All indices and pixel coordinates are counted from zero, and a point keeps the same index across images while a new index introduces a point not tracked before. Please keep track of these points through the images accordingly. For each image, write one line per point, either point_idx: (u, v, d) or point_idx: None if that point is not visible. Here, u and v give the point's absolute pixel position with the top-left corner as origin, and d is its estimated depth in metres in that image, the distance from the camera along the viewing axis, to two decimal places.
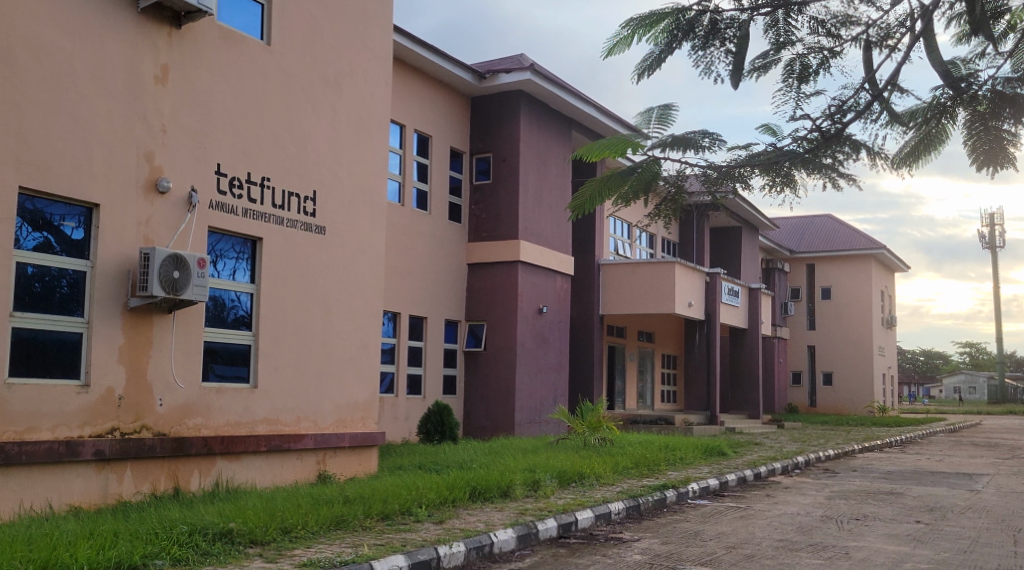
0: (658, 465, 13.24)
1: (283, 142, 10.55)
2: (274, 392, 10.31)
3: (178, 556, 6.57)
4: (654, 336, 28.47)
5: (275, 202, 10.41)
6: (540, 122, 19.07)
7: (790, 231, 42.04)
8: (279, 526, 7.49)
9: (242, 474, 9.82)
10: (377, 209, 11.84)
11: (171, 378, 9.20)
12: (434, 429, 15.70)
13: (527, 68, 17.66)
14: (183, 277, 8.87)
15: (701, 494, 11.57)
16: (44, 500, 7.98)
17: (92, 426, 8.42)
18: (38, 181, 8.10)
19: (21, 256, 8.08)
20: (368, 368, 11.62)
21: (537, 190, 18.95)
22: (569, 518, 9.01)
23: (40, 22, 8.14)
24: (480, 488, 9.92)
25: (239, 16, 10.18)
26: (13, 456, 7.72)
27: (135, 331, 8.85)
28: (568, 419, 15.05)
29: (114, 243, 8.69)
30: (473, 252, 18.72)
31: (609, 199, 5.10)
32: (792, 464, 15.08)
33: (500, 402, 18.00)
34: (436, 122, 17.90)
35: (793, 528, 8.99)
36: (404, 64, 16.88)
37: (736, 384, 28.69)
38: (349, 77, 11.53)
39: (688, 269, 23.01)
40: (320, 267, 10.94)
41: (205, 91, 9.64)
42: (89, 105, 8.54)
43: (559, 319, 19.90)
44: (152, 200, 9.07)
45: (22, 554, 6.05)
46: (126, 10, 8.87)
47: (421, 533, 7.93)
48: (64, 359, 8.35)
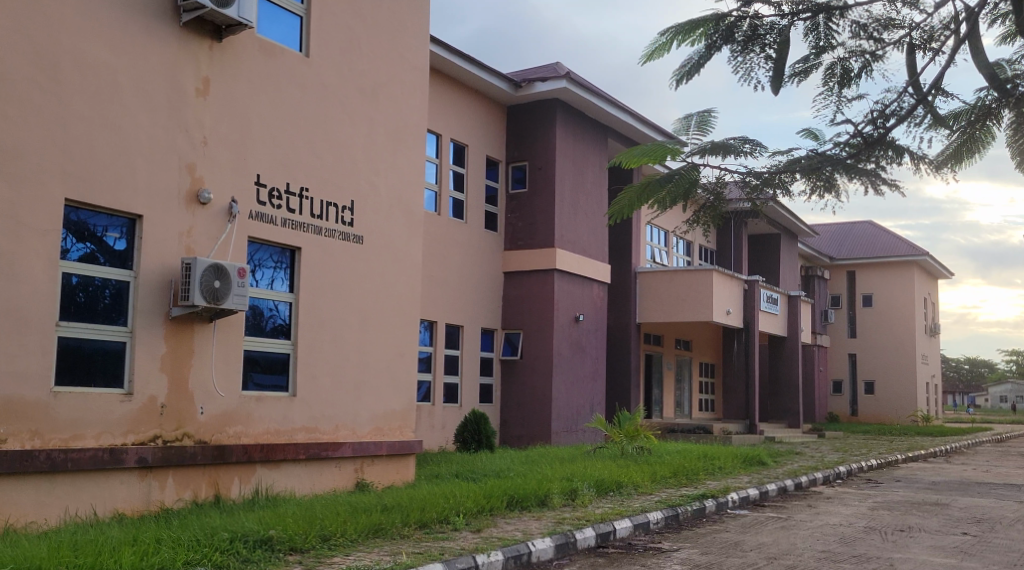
0: (697, 474, 13.13)
1: (321, 153, 10.64)
2: (312, 400, 10.38)
3: (220, 562, 6.61)
4: (692, 344, 28.32)
5: (313, 212, 10.49)
6: (575, 129, 19.06)
7: (829, 238, 41.60)
8: (318, 534, 7.54)
9: (281, 481, 9.90)
10: (414, 218, 11.89)
11: (212, 386, 9.30)
12: (471, 437, 15.72)
13: (562, 77, 17.66)
14: (224, 287, 8.97)
15: (741, 504, 11.46)
16: (88, 507, 8.11)
17: (135, 434, 8.55)
18: (83, 193, 8.24)
19: (66, 267, 8.21)
20: (405, 376, 11.66)
21: (573, 197, 18.95)
22: (607, 528, 8.98)
23: (85, 37, 8.29)
24: (518, 496, 9.90)
25: (277, 28, 10.30)
26: (59, 464, 7.86)
27: (177, 340, 8.96)
28: (605, 427, 15.01)
29: (156, 253, 8.81)
30: (509, 261, 18.74)
31: (645, 204, 5.17)
32: (833, 473, 14.90)
33: (536, 411, 17.97)
34: (473, 132, 17.98)
35: (836, 539, 8.88)
36: (440, 74, 16.98)
37: (775, 393, 28.42)
38: (386, 87, 11.60)
39: (725, 276, 22.85)
40: (357, 276, 11.01)
41: (244, 102, 9.76)
42: (132, 118, 8.68)
43: (596, 327, 19.84)
44: (193, 211, 9.19)
45: (68, 560, 6.14)
46: (167, 25, 9.01)
47: (460, 541, 7.94)
48: (108, 369, 8.48)
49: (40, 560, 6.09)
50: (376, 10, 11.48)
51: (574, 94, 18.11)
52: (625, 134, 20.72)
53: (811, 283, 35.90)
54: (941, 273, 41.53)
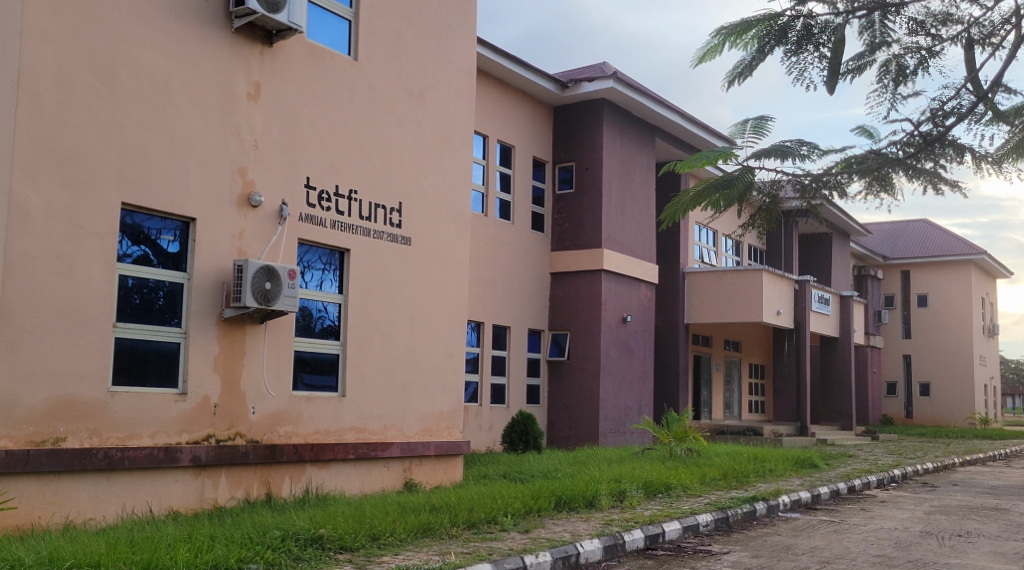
0: (747, 476, 12.99)
1: (369, 155, 10.72)
2: (362, 401, 10.47)
3: (271, 560, 6.70)
4: (741, 345, 28.05)
5: (362, 214, 10.58)
6: (624, 130, 19.01)
7: (883, 238, 40.90)
8: (368, 532, 7.61)
9: (331, 481, 10.01)
10: (461, 220, 11.93)
11: (264, 387, 9.44)
12: (519, 437, 15.74)
13: (609, 77, 17.61)
14: (275, 288, 9.07)
15: (793, 507, 11.34)
16: (144, 504, 8.27)
17: (189, 433, 8.70)
18: (139, 197, 8.41)
19: (122, 269, 8.37)
20: (453, 377, 11.71)
21: (621, 198, 18.90)
22: (656, 530, 8.93)
23: (139, 43, 8.46)
24: (566, 497, 9.90)
25: (326, 31, 10.42)
26: (116, 462, 8.03)
27: (230, 340, 9.11)
28: (654, 428, 14.97)
29: (209, 256, 8.95)
30: (557, 261, 18.72)
31: (701, 205, 6.15)
32: (887, 477, 14.64)
33: (584, 412, 17.95)
34: (520, 133, 18.01)
35: (890, 544, 8.75)
36: (488, 75, 17.04)
37: (827, 394, 28.03)
38: (434, 89, 11.67)
39: (776, 277, 22.59)
40: (404, 277, 11.07)
41: (295, 105, 9.90)
42: (186, 122, 8.84)
43: (644, 328, 19.75)
44: (245, 214, 9.33)
45: (124, 556, 6.23)
46: (220, 30, 9.16)
47: (508, 541, 7.97)
48: (162, 369, 8.63)
49: (98, 557, 6.19)
50: (424, 12, 11.56)
51: (622, 94, 18.06)
52: (673, 134, 20.61)
53: (864, 283, 35.37)
54: (999, 272, 40.62)
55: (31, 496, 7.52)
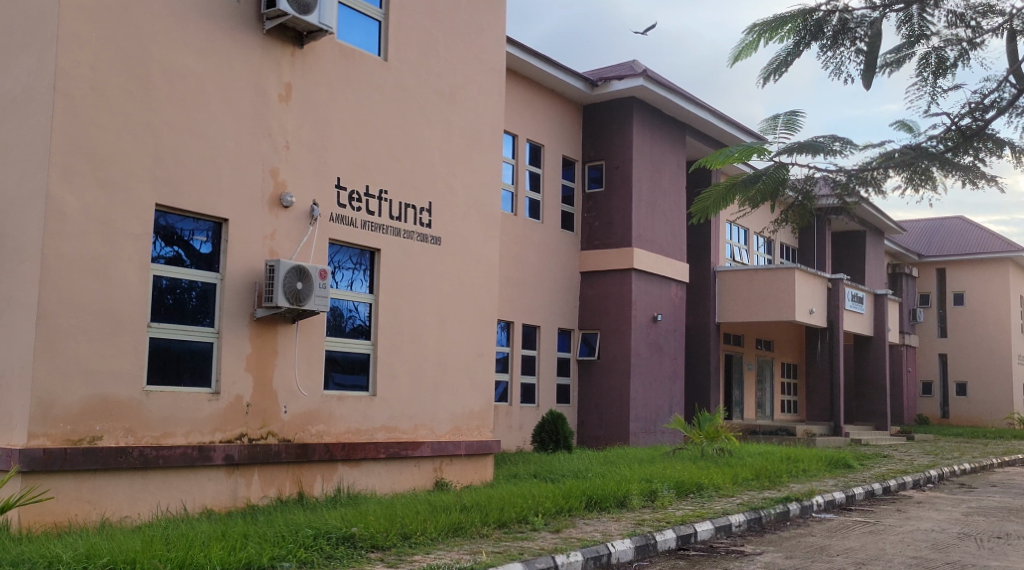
0: (780, 476, 12.87)
1: (399, 155, 10.75)
2: (392, 400, 10.50)
3: (304, 558, 6.75)
4: (773, 345, 27.84)
5: (392, 214, 10.60)
6: (653, 128, 18.92)
7: (918, 235, 40.41)
8: (399, 531, 7.63)
9: (362, 480, 10.05)
10: (490, 219, 11.93)
11: (295, 386, 9.49)
12: (549, 437, 15.72)
13: (639, 75, 17.53)
14: (306, 288, 9.11)
15: (826, 508, 11.22)
16: (179, 502, 8.35)
17: (222, 432, 8.77)
18: (172, 199, 8.48)
19: (156, 270, 8.45)
20: (483, 376, 11.72)
21: (651, 197, 18.81)
22: (688, 530, 8.89)
23: (172, 45, 8.54)
24: (596, 497, 9.86)
25: (355, 32, 10.45)
26: (151, 460, 8.11)
27: (261, 340, 9.17)
28: (685, 428, 14.87)
29: (241, 257, 9.02)
30: (587, 260, 18.67)
31: (734, 200, 6.11)
32: (923, 477, 14.47)
33: (614, 411, 17.90)
34: (549, 132, 17.98)
35: (927, 546, 8.63)
36: (517, 75, 17.03)
37: (860, 394, 27.73)
38: (463, 89, 11.68)
39: (808, 275, 22.38)
40: (434, 277, 11.09)
41: (326, 106, 9.94)
42: (219, 124, 8.91)
43: (674, 327, 19.65)
44: (277, 214, 9.39)
45: (160, 554, 6.28)
46: (251, 33, 9.22)
47: (539, 541, 7.94)
48: (196, 368, 8.71)
49: (134, 554, 6.24)
50: (453, 12, 11.57)
51: (652, 92, 17.98)
52: (703, 131, 20.48)
53: (898, 281, 34.98)
54: None
55: (69, 493, 7.62)
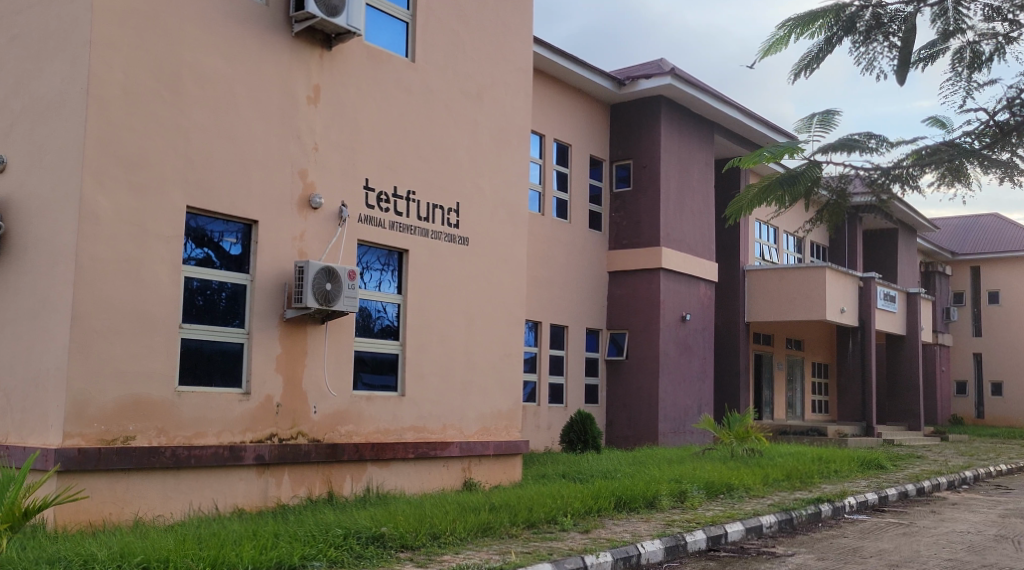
0: (812, 477, 12.76)
1: (427, 156, 10.77)
2: (420, 400, 10.52)
3: (334, 558, 6.78)
4: (804, 344, 27.63)
5: (420, 214, 10.63)
6: (681, 127, 18.81)
7: (951, 233, 39.94)
8: (428, 531, 7.64)
9: (391, 480, 10.09)
10: (518, 219, 11.93)
11: (325, 387, 9.53)
12: (577, 437, 15.70)
13: (667, 73, 17.44)
14: (335, 289, 9.15)
15: (859, 509, 11.11)
16: (210, 501, 8.42)
17: (252, 432, 8.84)
18: (203, 201, 8.55)
19: (187, 272, 8.52)
20: (511, 376, 11.71)
21: (679, 195, 18.71)
22: (718, 531, 8.82)
23: (202, 49, 8.61)
24: (626, 498, 9.82)
25: (383, 33, 10.49)
26: (183, 460, 8.18)
27: (291, 341, 9.22)
28: (714, 428, 14.76)
29: (271, 258, 9.09)
30: (614, 260, 18.61)
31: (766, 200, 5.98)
32: (958, 478, 14.29)
33: (643, 411, 17.83)
34: (577, 132, 17.95)
35: (963, 548, 8.52)
36: (544, 75, 17.01)
37: (893, 394, 27.44)
38: (491, 89, 11.69)
39: (839, 274, 22.17)
40: (463, 277, 11.11)
41: (354, 108, 9.98)
42: (248, 127, 8.97)
43: (703, 327, 19.53)
44: (306, 216, 9.44)
45: (192, 553, 6.33)
46: (280, 36, 9.28)
47: (568, 541, 7.93)
48: (226, 369, 8.77)
49: (167, 552, 6.30)
50: (481, 13, 11.58)
51: (679, 90, 17.87)
52: (731, 129, 20.34)
53: (931, 279, 34.60)
54: None
55: (102, 493, 7.70)
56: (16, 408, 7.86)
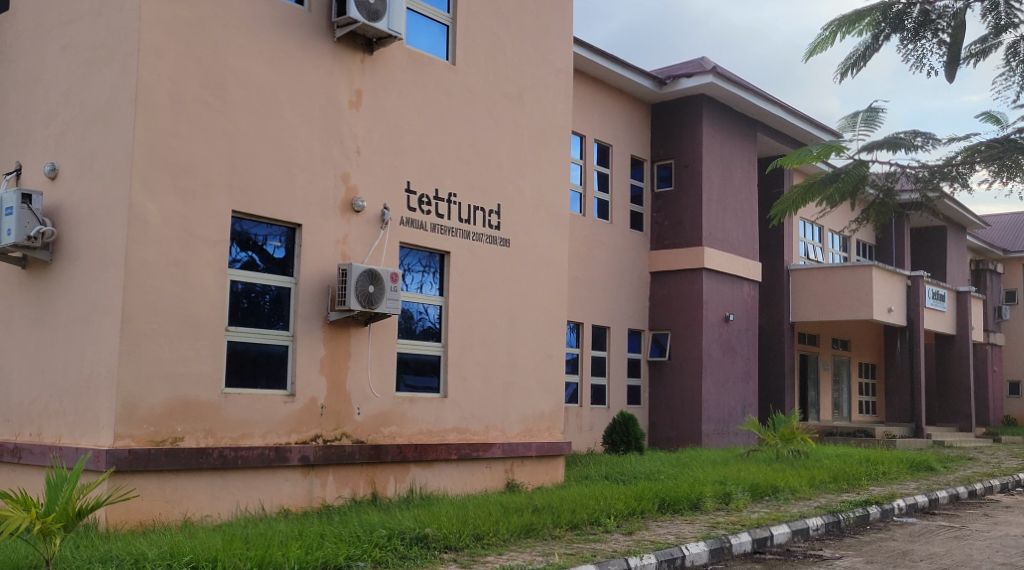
0: (859, 479, 12.59)
1: (468, 158, 10.80)
2: (463, 402, 10.55)
3: (379, 558, 6.83)
4: (851, 344, 27.26)
5: (462, 217, 10.65)
6: (723, 125, 18.66)
7: (1003, 231, 39.15)
8: (472, 532, 7.65)
9: (434, 481, 10.13)
10: (559, 220, 11.91)
11: (368, 388, 9.59)
12: (620, 439, 15.64)
13: (709, 72, 17.31)
14: (378, 291, 9.19)
15: (908, 512, 10.93)
16: (257, 502, 8.52)
17: (298, 433, 8.92)
18: (247, 205, 8.66)
19: (233, 275, 8.63)
20: (554, 378, 11.70)
21: (721, 195, 18.56)
22: (764, 533, 8.73)
23: (247, 56, 8.72)
24: (670, 499, 9.77)
25: (423, 36, 10.53)
26: (230, 461, 8.29)
27: (335, 343, 9.30)
28: (759, 430, 14.61)
29: (315, 261, 9.17)
30: (656, 261, 18.51)
31: None
32: (1010, 481, 14.00)
33: (686, 412, 17.72)
34: (618, 132, 17.89)
35: (1016, 552, 8.35)
36: (584, 76, 17.00)
37: (943, 395, 26.95)
38: (531, 91, 11.69)
39: (886, 273, 21.83)
40: (504, 279, 11.12)
41: (395, 112, 10.04)
42: (292, 132, 9.07)
43: (747, 327, 19.35)
44: (349, 219, 9.51)
45: (240, 553, 6.39)
46: (322, 41, 9.37)
47: (612, 544, 7.89)
48: (271, 371, 8.87)
49: (216, 552, 6.38)
50: (521, 15, 11.59)
51: (722, 89, 17.74)
52: (774, 127, 20.13)
53: (982, 277, 33.96)
54: None
55: (153, 493, 7.83)
56: (68, 410, 8.02)
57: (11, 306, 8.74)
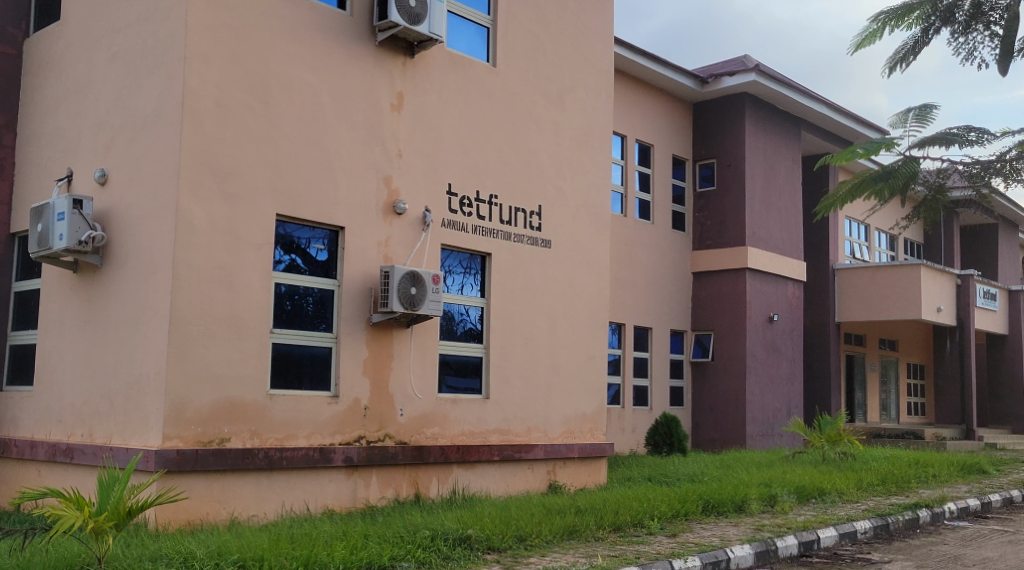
0: (909, 482, 12.36)
1: (508, 160, 10.79)
2: (505, 403, 10.54)
3: (423, 559, 6.85)
4: (898, 344, 26.85)
5: (503, 218, 10.66)
6: (766, 123, 18.47)
7: None
8: (514, 533, 7.65)
9: (477, 482, 10.14)
10: (601, 221, 11.86)
11: (411, 389, 9.63)
12: (663, 440, 15.56)
13: (751, 70, 17.13)
14: (420, 293, 9.21)
15: (959, 515, 10.72)
16: (302, 502, 8.58)
17: (341, 434, 8.98)
18: (291, 208, 8.74)
19: (277, 277, 8.71)
20: (596, 379, 11.66)
21: (765, 194, 18.37)
22: (811, 536, 8.62)
23: (290, 60, 8.80)
24: (714, 501, 9.69)
25: (463, 39, 10.55)
26: (275, 461, 8.36)
27: (377, 344, 9.35)
28: (805, 431, 14.40)
29: (357, 264, 9.22)
30: (698, 261, 18.38)
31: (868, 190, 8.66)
32: None
33: (730, 413, 17.57)
34: (660, 132, 17.79)
35: None
36: (626, 76, 16.94)
37: (994, 396, 26.41)
38: (572, 92, 11.66)
39: (935, 272, 21.45)
40: (545, 280, 11.10)
41: (436, 114, 10.07)
42: (335, 135, 9.13)
43: (792, 327, 19.14)
44: (391, 221, 9.56)
45: (286, 552, 6.45)
46: (363, 46, 9.42)
47: (655, 545, 7.84)
48: (315, 372, 8.94)
49: (262, 551, 6.43)
50: (561, 16, 11.57)
51: (764, 87, 17.55)
52: (819, 125, 19.88)
53: None
54: None
55: (201, 493, 7.92)
56: (118, 412, 8.15)
57: (62, 310, 8.90)
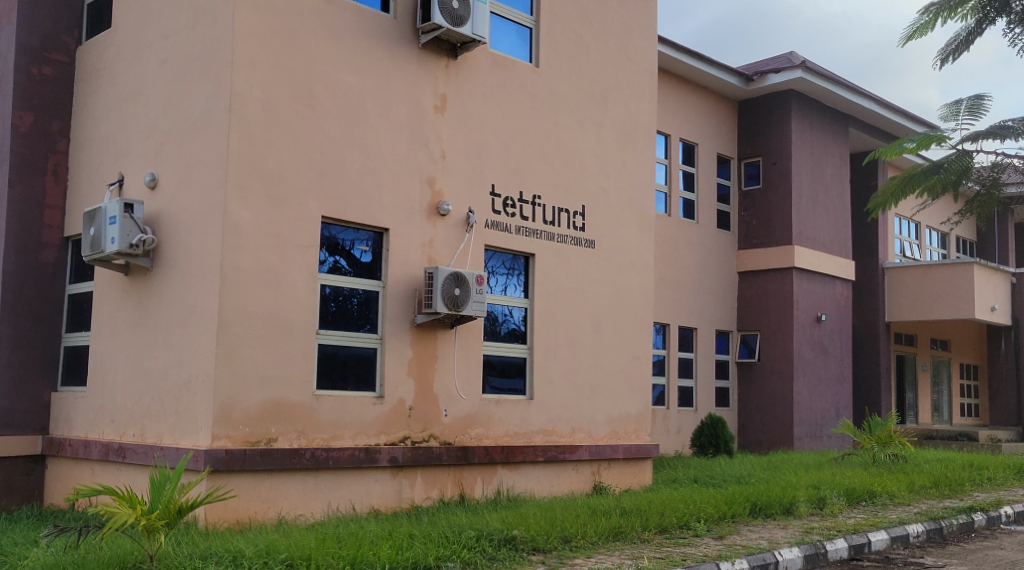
0: (962, 484, 12.09)
1: (552, 160, 10.77)
2: (549, 404, 10.52)
3: (468, 559, 6.85)
4: (950, 344, 26.33)
5: (546, 218, 10.63)
6: (813, 120, 18.23)
7: None
8: (560, 534, 7.61)
9: (522, 482, 10.13)
10: (645, 221, 11.78)
11: (455, 390, 9.64)
12: (708, 441, 15.42)
13: (798, 66, 16.92)
14: (464, 294, 9.22)
15: (1015, 519, 10.47)
16: (348, 501, 8.63)
17: (387, 435, 9.01)
18: (336, 210, 8.79)
19: (321, 279, 8.77)
20: (640, 379, 11.58)
21: (812, 191, 18.13)
22: (861, 540, 8.47)
23: (334, 63, 8.86)
24: (762, 503, 9.57)
25: (506, 39, 10.55)
26: (321, 461, 8.41)
27: (422, 345, 9.37)
28: (854, 432, 14.14)
29: (401, 265, 9.25)
30: (744, 260, 18.19)
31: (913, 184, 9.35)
32: None
33: (777, 413, 17.36)
34: (704, 130, 17.63)
35: None
36: (669, 75, 16.83)
37: None
38: (615, 91, 11.60)
39: (989, 271, 21.00)
40: (589, 280, 11.05)
41: (480, 115, 10.08)
42: (379, 137, 9.18)
43: (840, 327, 18.87)
44: (434, 223, 9.58)
45: (333, 551, 6.49)
46: (407, 48, 9.45)
47: (702, 547, 7.77)
48: (360, 373, 8.99)
49: (309, 551, 6.47)
50: (604, 15, 11.50)
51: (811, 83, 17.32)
52: (868, 121, 19.56)
53: None
54: None
55: (249, 492, 8.00)
56: (169, 412, 8.26)
57: (114, 312, 9.06)
